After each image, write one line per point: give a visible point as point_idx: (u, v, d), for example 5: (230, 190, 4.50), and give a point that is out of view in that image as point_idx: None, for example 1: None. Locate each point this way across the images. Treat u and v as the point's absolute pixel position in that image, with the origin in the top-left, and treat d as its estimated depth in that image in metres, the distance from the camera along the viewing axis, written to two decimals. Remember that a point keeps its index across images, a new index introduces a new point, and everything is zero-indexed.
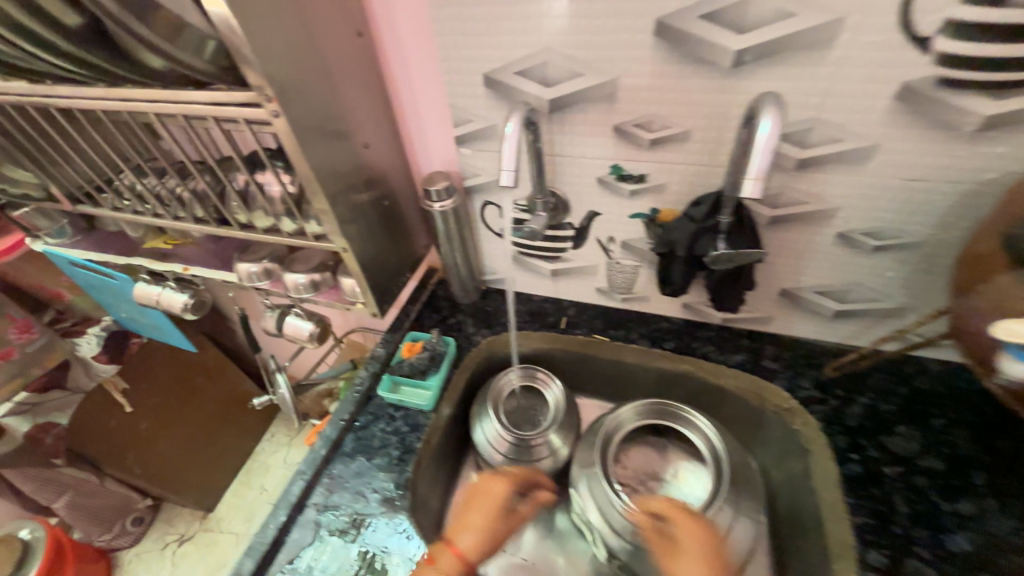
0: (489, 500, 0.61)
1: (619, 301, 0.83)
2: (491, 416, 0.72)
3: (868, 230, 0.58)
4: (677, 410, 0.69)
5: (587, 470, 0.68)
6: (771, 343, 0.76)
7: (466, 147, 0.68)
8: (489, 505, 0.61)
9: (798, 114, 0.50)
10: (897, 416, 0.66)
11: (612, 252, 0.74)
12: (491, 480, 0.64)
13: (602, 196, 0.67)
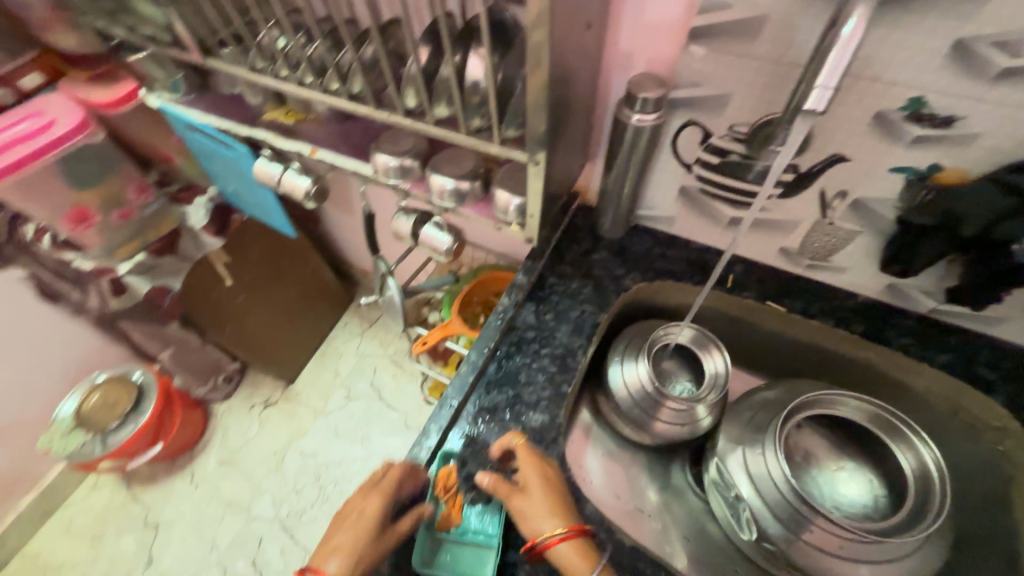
0: (543, 500, 0.52)
1: (802, 266, 0.70)
2: (645, 370, 0.68)
3: None
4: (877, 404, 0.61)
5: (741, 446, 0.65)
6: (987, 348, 0.64)
7: (701, 46, 0.52)
8: (546, 517, 0.51)
9: None
10: None
11: (832, 209, 0.60)
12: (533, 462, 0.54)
13: (865, 138, 0.51)
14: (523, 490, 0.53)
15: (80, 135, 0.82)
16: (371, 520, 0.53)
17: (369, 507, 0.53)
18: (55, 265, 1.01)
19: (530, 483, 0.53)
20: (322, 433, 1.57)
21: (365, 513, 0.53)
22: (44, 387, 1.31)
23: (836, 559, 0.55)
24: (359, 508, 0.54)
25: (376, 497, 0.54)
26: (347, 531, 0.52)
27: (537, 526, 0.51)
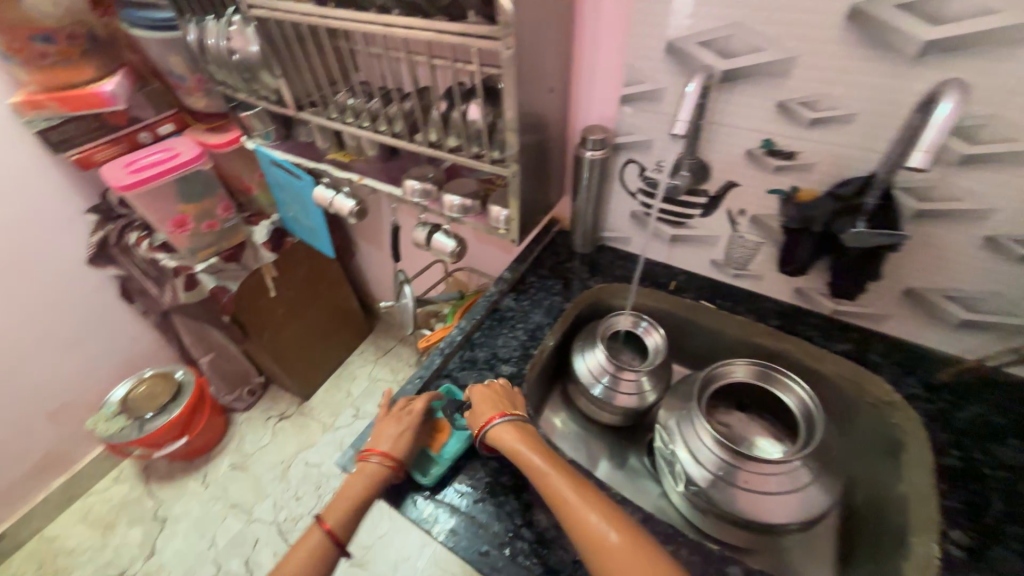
0: (504, 405, 0.65)
1: (730, 276, 0.88)
2: (594, 352, 0.85)
3: (1015, 236, 0.60)
4: (763, 370, 0.74)
5: (672, 409, 0.78)
6: (878, 340, 0.78)
7: (629, 106, 0.77)
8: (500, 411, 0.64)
9: (973, 109, 0.54)
10: (1003, 427, 0.66)
11: (739, 225, 0.80)
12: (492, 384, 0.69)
13: (745, 169, 0.73)
14: (476, 393, 0.66)
15: (196, 163, 1.12)
16: (404, 424, 0.65)
17: (395, 415, 0.66)
18: (147, 263, 1.28)
19: (481, 392, 0.67)
20: (329, 447, 1.68)
21: (395, 418, 0.66)
22: (101, 378, 1.52)
23: (759, 490, 0.66)
24: (387, 419, 0.66)
25: (407, 408, 0.67)
26: (383, 429, 0.65)
27: (483, 415, 0.64)
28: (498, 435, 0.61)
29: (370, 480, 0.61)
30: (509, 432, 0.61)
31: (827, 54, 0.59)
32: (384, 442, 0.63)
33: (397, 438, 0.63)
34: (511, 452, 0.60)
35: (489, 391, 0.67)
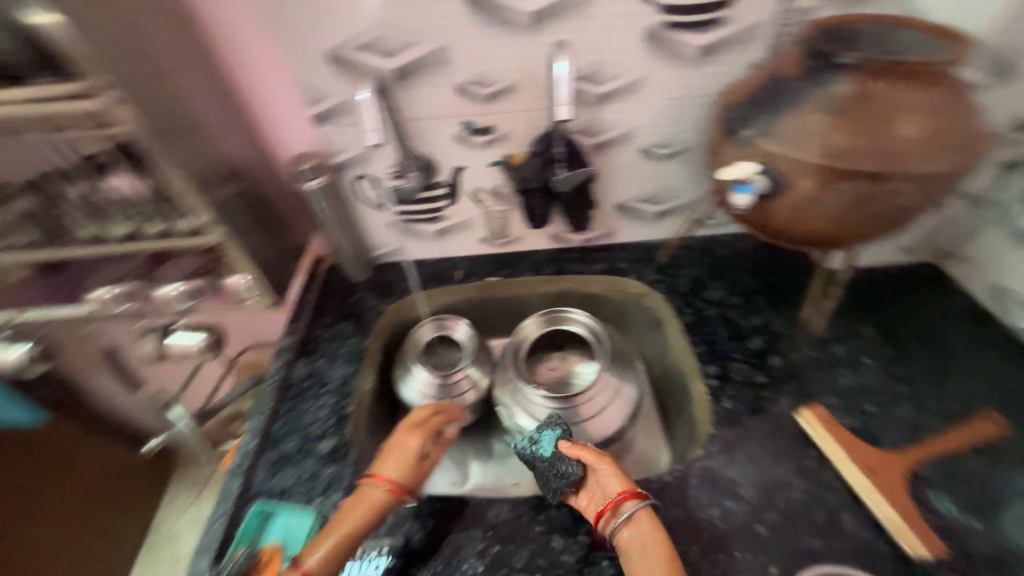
0: (612, 489, 0.58)
1: (501, 245, 0.95)
2: (414, 374, 0.80)
3: (656, 143, 0.78)
4: (547, 317, 0.83)
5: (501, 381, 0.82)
6: (621, 250, 0.95)
7: (326, 125, 0.73)
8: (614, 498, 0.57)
9: (586, 59, 0.67)
10: (708, 276, 0.89)
11: (484, 200, 0.86)
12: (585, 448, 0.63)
13: (460, 152, 0.78)
14: (593, 452, 0.62)
15: None
16: (410, 440, 0.64)
17: (414, 418, 0.68)
18: None
19: (596, 451, 0.62)
20: None
21: (408, 429, 0.66)
22: None
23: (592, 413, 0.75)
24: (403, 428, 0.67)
25: (418, 416, 0.68)
26: (397, 447, 0.64)
27: (608, 488, 0.58)
28: (619, 523, 0.55)
29: (354, 520, 0.57)
30: (638, 526, 0.54)
31: (468, 37, 0.64)
32: (401, 456, 0.63)
33: (411, 449, 0.63)
34: (626, 533, 0.55)
35: (599, 466, 0.61)
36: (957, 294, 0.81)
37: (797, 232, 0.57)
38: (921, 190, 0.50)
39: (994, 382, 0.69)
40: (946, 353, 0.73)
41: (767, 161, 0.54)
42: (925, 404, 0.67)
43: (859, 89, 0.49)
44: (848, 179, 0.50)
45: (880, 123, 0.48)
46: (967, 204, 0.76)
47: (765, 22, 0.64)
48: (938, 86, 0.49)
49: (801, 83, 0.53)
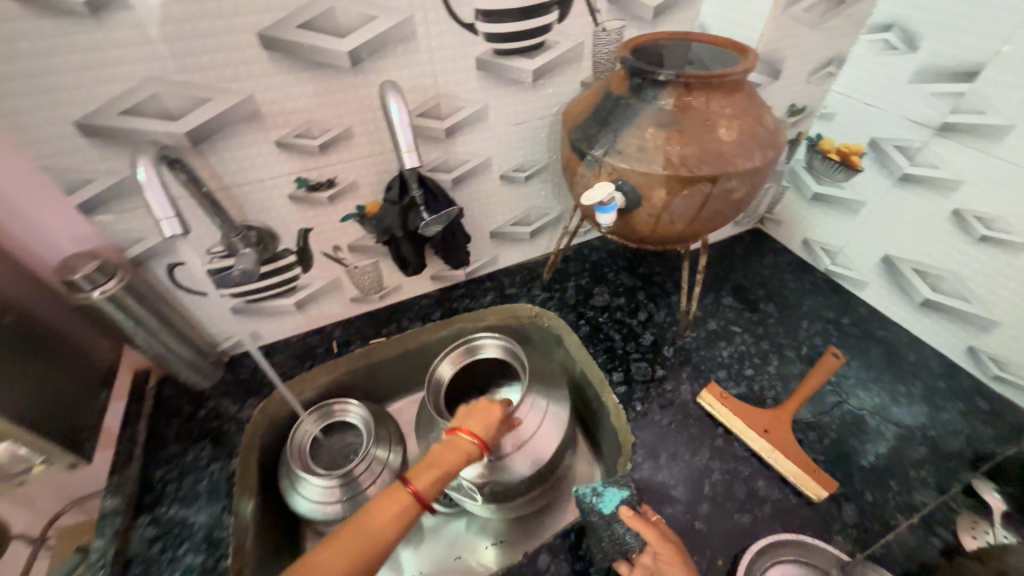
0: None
1: (380, 300, 0.86)
2: (305, 483, 0.65)
3: (514, 168, 0.77)
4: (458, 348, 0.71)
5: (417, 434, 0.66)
6: (506, 275, 0.93)
7: (105, 213, 0.56)
8: None
9: (423, 95, 0.62)
10: (592, 282, 0.92)
11: (345, 258, 0.76)
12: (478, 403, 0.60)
13: (302, 212, 0.67)
14: (655, 532, 0.51)
15: None
16: (465, 438, 0.55)
17: (461, 416, 0.59)
18: None
19: (660, 531, 0.52)
20: None
21: (468, 417, 0.58)
22: None
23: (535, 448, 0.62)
24: (456, 422, 0.58)
25: (475, 408, 0.59)
26: (456, 444, 0.55)
27: None
28: None
29: (409, 510, 0.48)
30: None
31: (276, 86, 0.54)
32: (455, 455, 0.54)
33: (469, 445, 0.55)
34: None
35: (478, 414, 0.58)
36: (782, 251, 0.96)
37: (661, 236, 0.60)
38: (751, 185, 0.55)
39: (825, 321, 0.83)
40: (788, 305, 0.86)
41: (620, 177, 0.55)
42: (787, 355, 0.78)
43: (682, 102, 0.53)
44: (692, 185, 0.53)
45: (707, 130, 0.52)
46: (771, 177, 0.90)
47: (585, 44, 0.67)
48: (744, 93, 0.54)
49: (632, 100, 0.55)
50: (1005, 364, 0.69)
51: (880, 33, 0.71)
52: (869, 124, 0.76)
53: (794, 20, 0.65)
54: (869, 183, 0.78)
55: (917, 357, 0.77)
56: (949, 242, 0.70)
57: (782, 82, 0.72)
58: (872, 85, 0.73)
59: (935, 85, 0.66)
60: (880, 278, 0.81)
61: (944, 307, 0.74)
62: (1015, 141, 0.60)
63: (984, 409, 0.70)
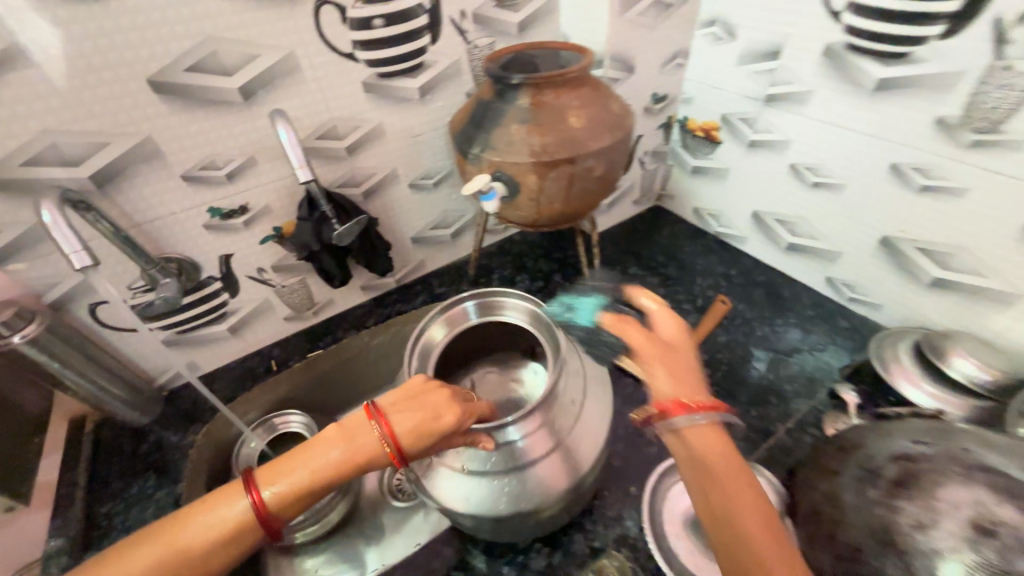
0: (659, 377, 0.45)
1: (314, 316, 0.90)
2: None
3: (420, 176, 0.85)
4: (454, 305, 0.65)
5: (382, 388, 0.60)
6: (434, 277, 1.00)
7: (17, 262, 0.59)
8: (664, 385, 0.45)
9: (317, 120, 0.69)
10: (514, 272, 1.00)
11: (270, 279, 0.80)
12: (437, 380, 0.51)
13: (219, 239, 0.71)
14: (640, 334, 0.47)
15: None
16: (369, 442, 0.46)
17: (400, 400, 0.49)
18: None
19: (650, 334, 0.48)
20: None
21: (404, 412, 0.47)
22: None
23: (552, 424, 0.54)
24: (392, 401, 0.49)
25: (417, 397, 0.49)
26: (359, 436, 0.46)
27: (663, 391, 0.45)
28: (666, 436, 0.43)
29: (243, 519, 0.43)
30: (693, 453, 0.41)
31: (172, 126, 0.59)
32: (346, 450, 0.45)
33: (366, 448, 0.45)
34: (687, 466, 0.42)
35: (418, 405, 0.48)
36: (679, 221, 1.08)
37: (545, 216, 0.69)
38: (607, 162, 0.65)
39: (716, 275, 0.95)
40: (685, 267, 0.97)
41: (496, 169, 0.64)
42: (685, 308, 0.88)
43: (536, 100, 0.62)
44: (555, 168, 0.62)
45: (558, 121, 0.62)
46: (655, 158, 1.02)
47: (461, 60, 0.76)
48: (588, 87, 0.65)
49: (497, 103, 0.64)
50: (853, 287, 0.82)
51: (709, 27, 0.84)
52: (718, 103, 0.89)
53: (632, 23, 0.77)
54: (729, 152, 0.91)
55: (792, 293, 0.89)
56: (794, 192, 0.83)
57: (637, 75, 0.84)
58: (713, 70, 0.87)
59: (755, 64, 0.79)
60: (754, 231, 0.94)
61: (802, 247, 0.87)
62: (817, 102, 0.73)
63: (845, 326, 0.82)
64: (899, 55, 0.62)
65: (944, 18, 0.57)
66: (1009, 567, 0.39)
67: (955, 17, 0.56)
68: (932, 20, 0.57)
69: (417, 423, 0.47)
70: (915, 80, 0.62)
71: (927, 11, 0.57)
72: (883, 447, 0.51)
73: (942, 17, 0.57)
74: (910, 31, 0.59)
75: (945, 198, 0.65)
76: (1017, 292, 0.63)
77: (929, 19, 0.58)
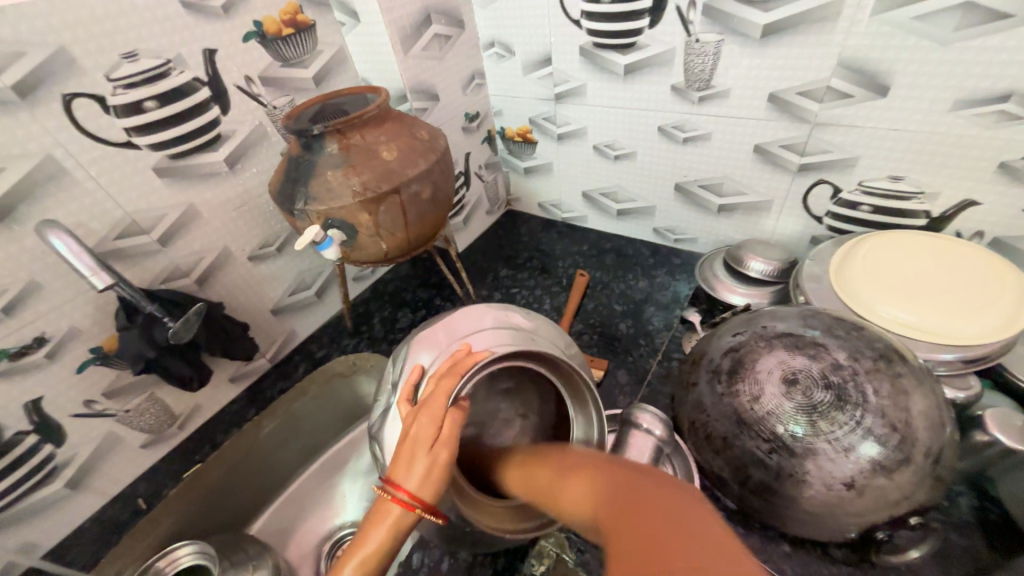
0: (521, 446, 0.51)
1: (180, 430, 0.79)
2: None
3: (260, 246, 0.81)
4: (550, 357, 0.49)
5: (393, 405, 0.50)
6: (312, 342, 0.95)
7: None
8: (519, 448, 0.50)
9: (108, 219, 0.62)
10: (394, 310, 1.00)
11: (105, 409, 0.68)
12: (443, 397, 0.44)
13: (17, 385, 0.60)
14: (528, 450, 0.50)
15: None
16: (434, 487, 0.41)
17: (422, 451, 0.42)
18: None
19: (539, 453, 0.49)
20: None
21: (423, 460, 0.42)
22: None
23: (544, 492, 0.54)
24: (408, 456, 0.42)
25: (437, 443, 0.42)
26: (390, 510, 0.41)
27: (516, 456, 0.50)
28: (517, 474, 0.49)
29: None
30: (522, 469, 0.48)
31: None
32: (386, 524, 0.41)
33: (402, 520, 0.41)
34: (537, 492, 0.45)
35: (419, 437, 0.42)
36: (531, 218, 1.18)
37: (393, 247, 0.71)
38: (432, 184, 0.70)
39: (573, 254, 1.06)
40: (547, 255, 1.07)
41: (326, 218, 0.64)
42: (554, 291, 0.98)
43: (342, 145, 0.65)
44: (383, 201, 0.65)
45: (371, 158, 0.65)
46: (491, 169, 1.11)
47: (264, 122, 0.75)
48: (390, 122, 0.69)
49: (307, 156, 0.65)
50: (673, 229, 0.97)
51: (491, 48, 0.95)
52: (522, 110, 1.00)
53: (420, 57, 0.84)
54: (546, 148, 1.03)
55: (633, 250, 1.03)
56: (604, 167, 0.97)
57: (444, 102, 0.91)
58: (508, 83, 0.98)
59: (536, 72, 0.91)
60: (590, 208, 1.07)
61: (627, 210, 1.01)
62: (592, 92, 0.87)
63: (678, 263, 0.98)
64: (629, 44, 0.77)
65: (645, 11, 0.73)
66: (811, 402, 0.49)
67: (652, 9, 0.72)
68: (638, 13, 0.73)
69: (423, 463, 0.42)
70: (646, 60, 0.77)
71: (632, 9, 0.73)
72: (716, 346, 0.61)
73: (643, 11, 0.73)
74: (629, 25, 0.75)
75: (701, 143, 0.82)
76: (769, 200, 0.82)
77: (637, 13, 0.73)
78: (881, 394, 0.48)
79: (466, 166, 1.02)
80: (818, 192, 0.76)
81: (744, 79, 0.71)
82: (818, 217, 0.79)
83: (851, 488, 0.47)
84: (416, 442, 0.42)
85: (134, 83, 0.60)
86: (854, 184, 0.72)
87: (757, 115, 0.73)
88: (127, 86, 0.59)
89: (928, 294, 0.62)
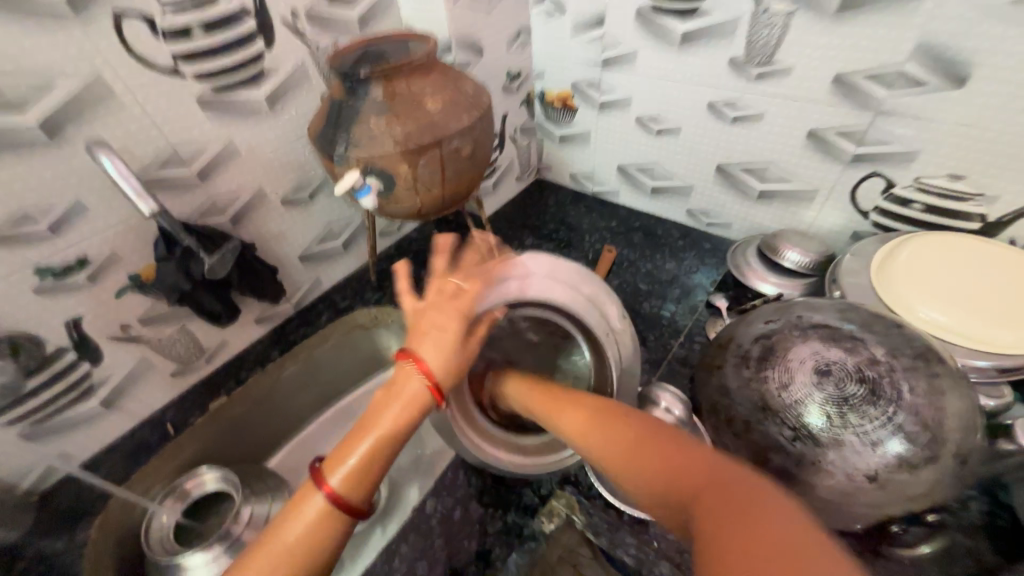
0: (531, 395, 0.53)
1: (207, 364, 0.81)
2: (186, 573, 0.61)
3: (294, 190, 0.80)
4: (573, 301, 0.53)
5: None
6: (336, 291, 0.96)
7: None
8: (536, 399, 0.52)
9: (152, 147, 0.62)
10: (417, 268, 1.00)
11: (140, 335, 0.70)
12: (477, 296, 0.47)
13: (60, 302, 0.62)
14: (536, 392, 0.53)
15: None
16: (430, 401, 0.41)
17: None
18: None
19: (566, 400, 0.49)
20: None
21: (455, 347, 0.43)
22: None
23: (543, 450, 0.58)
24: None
25: (469, 336, 0.45)
26: (411, 382, 0.40)
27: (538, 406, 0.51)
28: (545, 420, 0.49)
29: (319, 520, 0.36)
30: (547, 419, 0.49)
31: None
32: (406, 397, 0.39)
33: (423, 395, 0.40)
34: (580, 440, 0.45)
35: (452, 324, 0.44)
36: (560, 188, 1.15)
37: (428, 203, 0.70)
38: (473, 141, 0.68)
39: (601, 229, 1.04)
40: (574, 227, 1.06)
41: (366, 166, 0.64)
42: (580, 265, 0.97)
43: (387, 92, 0.63)
44: (424, 154, 0.64)
45: (416, 108, 0.63)
46: (526, 134, 1.08)
47: (306, 62, 0.73)
48: (437, 72, 0.67)
49: (351, 100, 0.64)
50: (706, 212, 0.95)
51: (540, 4, 0.91)
52: (565, 74, 0.96)
53: (469, 7, 0.81)
54: (586, 117, 1.00)
55: (663, 231, 1.01)
56: (644, 142, 0.94)
57: (487, 58, 0.88)
58: (553, 44, 0.94)
59: (586, 33, 0.88)
60: (623, 183, 1.04)
61: (662, 188, 0.98)
62: (642, 60, 0.84)
63: (709, 247, 0.96)
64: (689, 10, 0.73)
65: None
66: (843, 395, 0.50)
67: None
68: None
69: (453, 348, 0.43)
70: (706, 29, 0.74)
71: None
72: (745, 332, 0.60)
73: None
74: None
75: (751, 124, 0.78)
76: (815, 190, 0.79)
77: None
78: (915, 393, 0.48)
79: (502, 128, 1.00)
80: (868, 185, 0.73)
81: (808, 58, 0.68)
82: (864, 212, 0.76)
83: (873, 480, 0.47)
84: (449, 326, 0.44)
85: (184, 8, 0.59)
86: (909, 180, 0.69)
87: (816, 97, 0.70)
88: (177, 10, 0.58)
89: (975, 300, 0.61)
